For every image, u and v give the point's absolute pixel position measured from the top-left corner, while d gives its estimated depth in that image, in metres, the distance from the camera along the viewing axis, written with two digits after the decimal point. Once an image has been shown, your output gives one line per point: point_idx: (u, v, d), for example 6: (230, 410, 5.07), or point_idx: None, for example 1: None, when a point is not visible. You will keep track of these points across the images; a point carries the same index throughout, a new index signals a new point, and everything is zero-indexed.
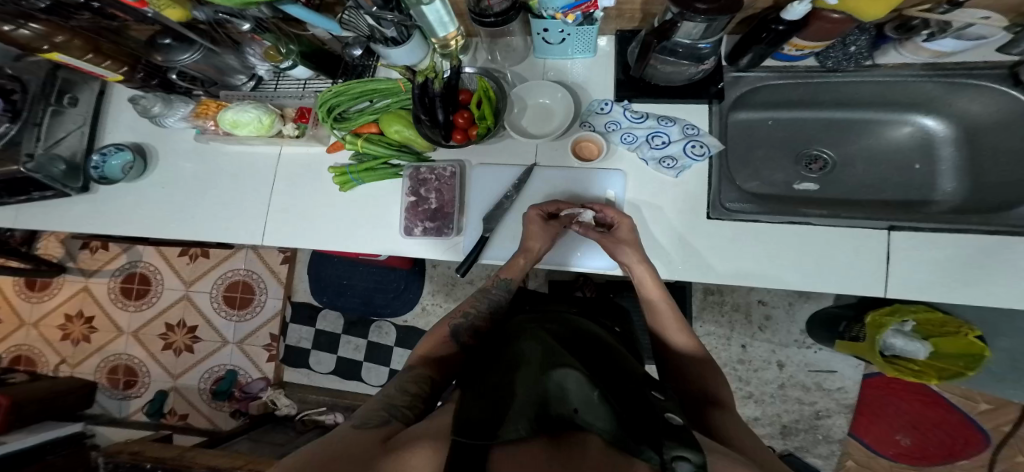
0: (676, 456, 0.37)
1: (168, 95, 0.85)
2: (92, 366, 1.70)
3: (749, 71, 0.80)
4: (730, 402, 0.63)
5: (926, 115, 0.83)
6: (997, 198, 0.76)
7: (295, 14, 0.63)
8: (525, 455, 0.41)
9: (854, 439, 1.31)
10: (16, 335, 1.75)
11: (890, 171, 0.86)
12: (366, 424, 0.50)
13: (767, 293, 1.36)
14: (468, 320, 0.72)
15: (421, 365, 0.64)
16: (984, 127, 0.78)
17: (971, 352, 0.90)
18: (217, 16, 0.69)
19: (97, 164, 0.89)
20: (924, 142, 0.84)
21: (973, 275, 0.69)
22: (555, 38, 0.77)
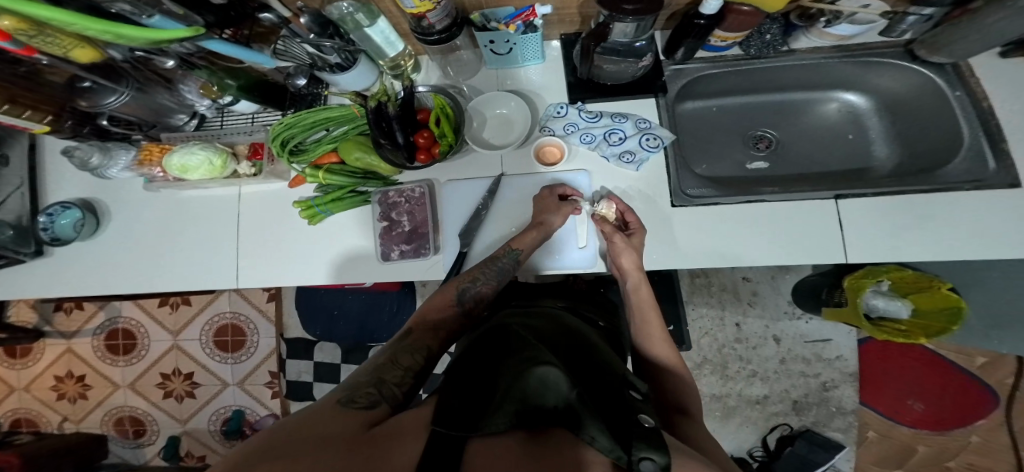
0: (642, 456, 0.40)
1: (104, 144, 0.85)
2: (97, 420, 1.68)
3: (687, 62, 0.85)
4: (696, 412, 0.65)
5: (848, 92, 0.91)
6: (924, 161, 0.82)
7: (217, 49, 0.64)
8: (500, 454, 0.43)
9: (868, 408, 1.32)
10: (10, 400, 1.71)
11: (830, 145, 0.92)
12: (354, 403, 0.51)
13: (750, 269, 1.38)
14: (478, 286, 0.74)
15: (417, 333, 0.66)
16: (899, 98, 0.87)
17: (950, 304, 0.91)
18: (135, 54, 0.65)
19: (45, 226, 0.87)
20: (851, 116, 0.92)
21: (938, 230, 0.73)
22: (503, 49, 0.79)
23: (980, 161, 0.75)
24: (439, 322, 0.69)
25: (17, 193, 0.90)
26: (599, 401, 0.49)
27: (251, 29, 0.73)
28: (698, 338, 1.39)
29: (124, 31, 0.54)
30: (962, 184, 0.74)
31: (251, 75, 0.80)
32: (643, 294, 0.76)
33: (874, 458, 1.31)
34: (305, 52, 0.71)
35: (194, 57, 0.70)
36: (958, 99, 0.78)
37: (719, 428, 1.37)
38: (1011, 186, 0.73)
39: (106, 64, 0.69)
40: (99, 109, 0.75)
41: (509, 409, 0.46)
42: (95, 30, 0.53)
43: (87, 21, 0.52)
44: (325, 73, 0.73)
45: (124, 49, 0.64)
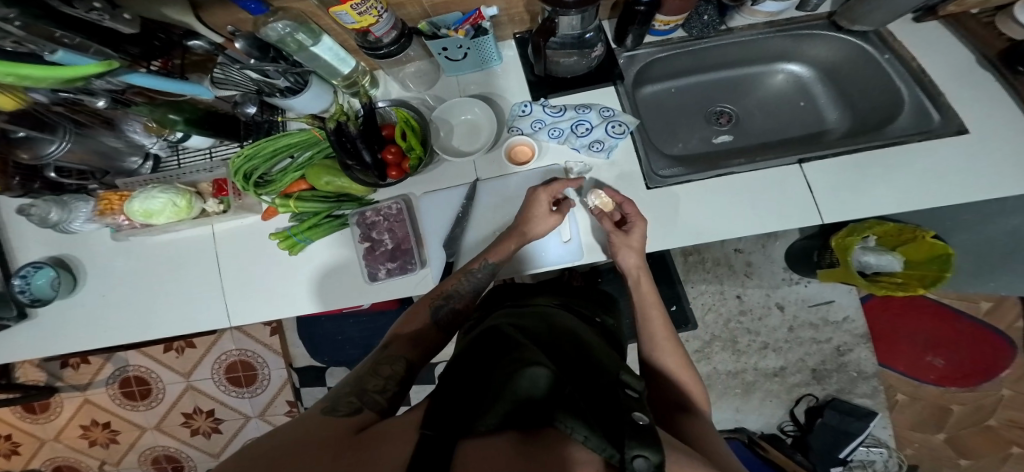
0: (636, 455, 0.38)
1: (59, 197, 0.84)
2: (134, 461, 1.71)
3: (637, 49, 0.86)
4: (699, 407, 0.64)
5: (789, 64, 0.94)
6: (875, 118, 0.85)
7: (141, 83, 0.63)
8: (488, 457, 0.41)
9: (888, 369, 1.31)
10: (44, 449, 1.72)
11: (786, 115, 0.94)
12: (337, 411, 0.50)
13: (741, 240, 1.37)
14: (451, 303, 0.72)
15: (398, 344, 0.65)
16: (834, 65, 0.90)
17: (937, 253, 0.91)
18: (60, 96, 0.64)
19: (22, 288, 0.87)
20: (797, 85, 0.95)
21: (924, 184, 0.73)
22: (458, 54, 0.79)
23: (923, 117, 0.77)
24: (418, 333, 0.68)
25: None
26: (589, 400, 0.48)
27: (183, 58, 0.75)
28: (703, 315, 1.38)
29: (26, 71, 0.53)
30: (911, 137, 0.75)
31: (197, 107, 0.79)
32: (644, 290, 0.76)
33: (912, 423, 1.31)
34: (248, 78, 0.72)
35: (128, 93, 0.70)
36: (888, 62, 0.81)
37: (742, 406, 1.36)
38: (960, 134, 0.74)
39: (31, 113, 0.68)
40: (43, 160, 0.74)
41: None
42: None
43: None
44: (277, 98, 0.74)
45: (46, 91, 0.62)
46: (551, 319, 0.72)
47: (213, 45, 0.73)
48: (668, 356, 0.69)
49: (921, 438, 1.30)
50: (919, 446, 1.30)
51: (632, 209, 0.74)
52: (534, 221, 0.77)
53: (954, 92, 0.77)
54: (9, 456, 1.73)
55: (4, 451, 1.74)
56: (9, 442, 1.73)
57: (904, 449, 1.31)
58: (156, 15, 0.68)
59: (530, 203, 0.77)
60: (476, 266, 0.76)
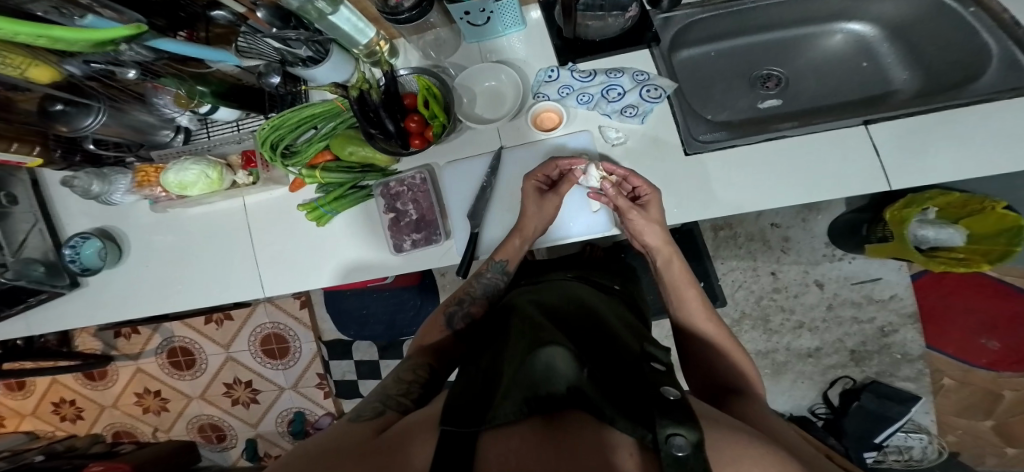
0: (671, 433, 0.37)
1: (100, 171, 0.88)
2: (183, 428, 1.84)
3: (674, 10, 0.80)
4: (756, 392, 0.60)
5: (851, 22, 0.86)
6: (949, 78, 0.77)
7: (169, 49, 0.61)
8: (515, 441, 0.40)
9: (936, 352, 1.23)
10: (103, 417, 1.87)
11: (843, 77, 0.86)
12: (361, 416, 0.51)
13: (777, 214, 1.29)
14: (463, 308, 0.73)
15: (416, 355, 0.67)
16: (906, 22, 0.82)
17: (1006, 225, 0.83)
18: (94, 68, 0.67)
19: (71, 258, 0.91)
20: (859, 44, 0.87)
21: (995, 152, 0.65)
22: (481, 19, 0.76)
23: (1017, 70, 0.69)
24: (435, 344, 0.69)
25: (36, 231, 0.94)
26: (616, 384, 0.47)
27: (207, 30, 0.78)
28: (733, 292, 1.33)
29: (57, 33, 0.51)
30: (1001, 93, 0.66)
31: (223, 80, 0.79)
32: (675, 269, 0.71)
33: (956, 409, 1.24)
34: (271, 48, 0.71)
35: (156, 64, 0.70)
36: (975, 15, 0.73)
37: (771, 387, 1.33)
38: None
39: (71, 83, 0.70)
40: (80, 133, 0.75)
41: (518, 397, 0.44)
42: (25, 35, 0.49)
43: (16, 24, 0.48)
44: (299, 68, 0.73)
45: (80, 62, 0.65)
46: (572, 293, 0.72)
47: (235, 16, 0.73)
48: (712, 328, 0.67)
49: (966, 425, 1.24)
50: (962, 433, 1.25)
51: (641, 182, 0.71)
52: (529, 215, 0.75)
53: None
54: (74, 419, 1.88)
55: (69, 415, 1.88)
56: (73, 407, 1.88)
57: (946, 436, 1.26)
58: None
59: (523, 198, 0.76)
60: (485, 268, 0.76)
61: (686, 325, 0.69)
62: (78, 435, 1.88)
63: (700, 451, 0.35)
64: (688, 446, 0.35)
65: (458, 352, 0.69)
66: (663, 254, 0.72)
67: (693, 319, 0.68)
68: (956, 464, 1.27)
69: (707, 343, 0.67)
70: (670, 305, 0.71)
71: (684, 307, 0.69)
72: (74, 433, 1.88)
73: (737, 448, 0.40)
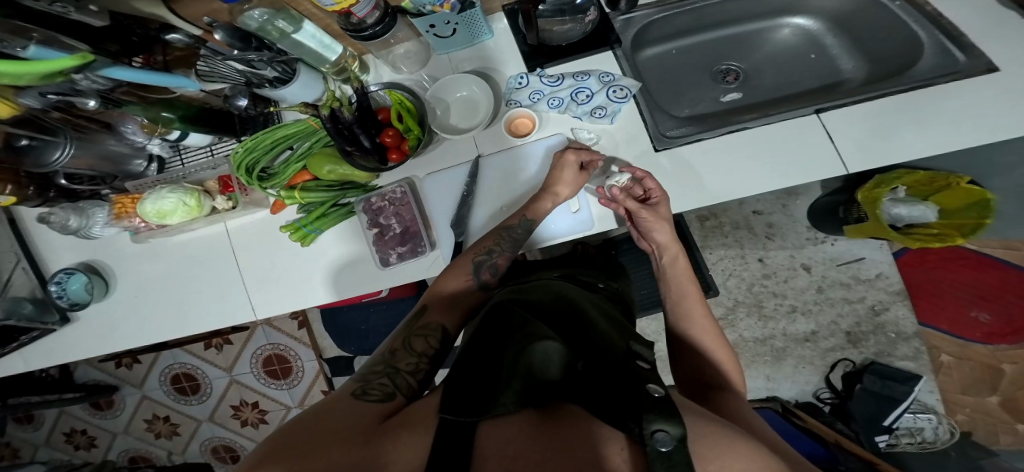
0: (655, 428, 0.36)
1: (77, 205, 0.88)
2: (197, 450, 1.82)
3: (634, 11, 0.82)
4: (735, 385, 0.61)
5: (795, 17, 0.88)
6: (890, 65, 0.79)
7: (121, 76, 0.61)
8: (511, 432, 0.41)
9: (930, 329, 1.24)
10: (117, 442, 1.85)
11: (799, 67, 0.88)
12: (369, 394, 0.49)
13: (759, 201, 1.31)
14: (491, 257, 0.73)
15: (432, 310, 0.65)
16: (847, 14, 0.84)
17: (974, 198, 0.85)
18: (50, 99, 0.66)
19: (58, 294, 0.92)
20: (806, 38, 0.89)
21: (965, 128, 0.66)
22: (447, 31, 0.77)
23: (947, 57, 0.71)
24: (450, 305, 0.67)
25: (20, 268, 0.95)
26: (606, 377, 0.47)
27: (165, 53, 0.77)
28: (724, 281, 1.34)
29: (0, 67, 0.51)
30: (933, 80, 0.69)
31: (189, 103, 0.80)
32: (681, 266, 0.73)
33: (961, 387, 1.24)
34: (234, 70, 0.72)
35: (116, 93, 0.71)
36: (901, 8, 0.76)
37: (774, 373, 1.33)
38: (990, 71, 0.67)
39: (30, 117, 0.72)
40: (48, 169, 0.75)
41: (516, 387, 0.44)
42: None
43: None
44: (267, 89, 0.74)
45: (35, 94, 0.64)
46: (557, 290, 0.73)
47: (191, 37, 0.73)
48: (704, 332, 0.67)
49: (973, 402, 1.23)
50: (971, 411, 1.23)
51: (654, 184, 0.72)
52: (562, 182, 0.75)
53: (1005, 21, 0.69)
54: (89, 448, 1.86)
55: (84, 444, 1.86)
56: (86, 436, 1.86)
57: (954, 415, 1.24)
58: (126, 8, 0.68)
59: (557, 168, 0.75)
60: (514, 223, 0.75)
61: (680, 329, 0.69)
62: (93, 463, 1.85)
63: (683, 446, 0.35)
64: (672, 441, 0.35)
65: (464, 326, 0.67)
66: (668, 251, 0.74)
67: (687, 316, 0.69)
68: (970, 444, 1.22)
69: (696, 345, 0.67)
70: (666, 300, 0.73)
71: (682, 302, 0.70)
72: (90, 461, 1.85)
73: (723, 442, 0.41)
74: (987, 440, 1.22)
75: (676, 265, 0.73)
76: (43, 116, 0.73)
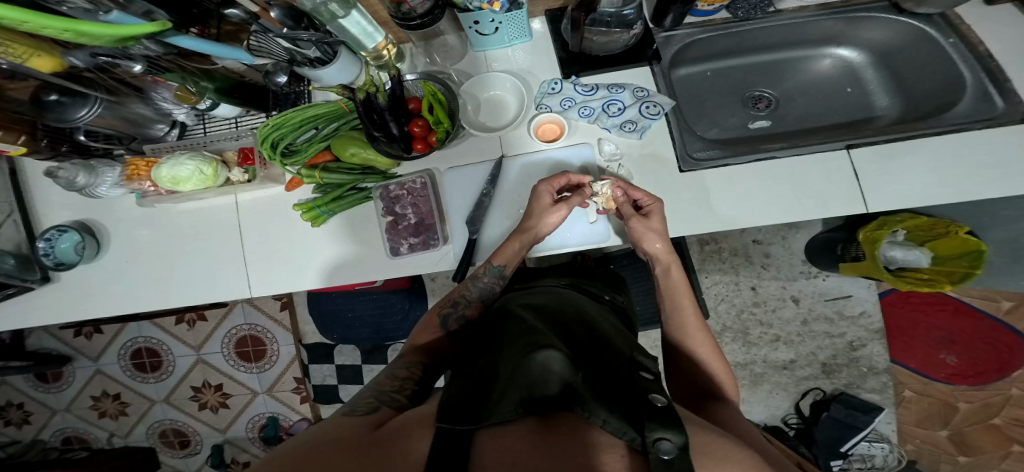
0: (658, 438, 0.38)
1: (87, 162, 0.83)
2: (142, 433, 1.74)
3: (676, 29, 0.83)
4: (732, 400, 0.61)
5: (839, 47, 0.91)
6: (927, 106, 0.82)
7: (187, 46, 0.60)
8: (509, 440, 0.41)
9: (900, 366, 1.30)
10: (55, 421, 1.76)
11: (830, 101, 0.91)
12: (356, 411, 0.51)
13: (760, 231, 1.35)
14: (460, 309, 0.72)
15: (410, 354, 0.66)
16: (891, 49, 0.87)
17: (969, 247, 0.88)
18: (99, 61, 0.63)
19: (46, 252, 0.87)
20: (847, 70, 0.92)
21: (966, 182, 0.71)
22: (489, 28, 0.77)
23: (987, 102, 0.74)
24: (430, 342, 0.68)
25: (10, 221, 0.90)
26: (609, 389, 0.47)
27: (219, 27, 0.77)
28: (716, 306, 1.37)
29: (84, 27, 0.50)
30: (973, 123, 0.72)
31: (228, 76, 0.79)
32: (675, 277, 0.73)
33: (917, 420, 1.30)
34: (280, 47, 0.71)
35: (162, 59, 0.69)
36: (954, 46, 0.78)
37: (749, 397, 1.37)
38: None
39: (71, 73, 0.69)
40: (71, 125, 0.72)
41: (514, 397, 0.44)
42: (52, 28, 0.49)
43: (44, 17, 0.47)
44: (307, 69, 0.73)
45: (85, 55, 0.62)
46: (561, 297, 0.74)
47: (249, 14, 0.69)
48: (701, 345, 0.68)
49: (924, 434, 1.30)
50: (920, 442, 1.30)
51: (642, 193, 0.73)
52: (545, 218, 0.75)
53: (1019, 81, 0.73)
54: (20, 425, 1.76)
55: (15, 420, 1.77)
56: (21, 411, 1.76)
57: (906, 444, 1.32)
58: None
59: (535, 199, 0.75)
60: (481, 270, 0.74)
61: (676, 341, 0.70)
62: (22, 442, 1.75)
63: (685, 454, 0.36)
64: (675, 449, 0.36)
65: (452, 352, 0.68)
66: (663, 263, 0.74)
67: (683, 328, 0.70)
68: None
69: (694, 356, 0.68)
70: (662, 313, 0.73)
71: (676, 316, 0.71)
72: (18, 439, 1.76)
73: (720, 451, 0.42)
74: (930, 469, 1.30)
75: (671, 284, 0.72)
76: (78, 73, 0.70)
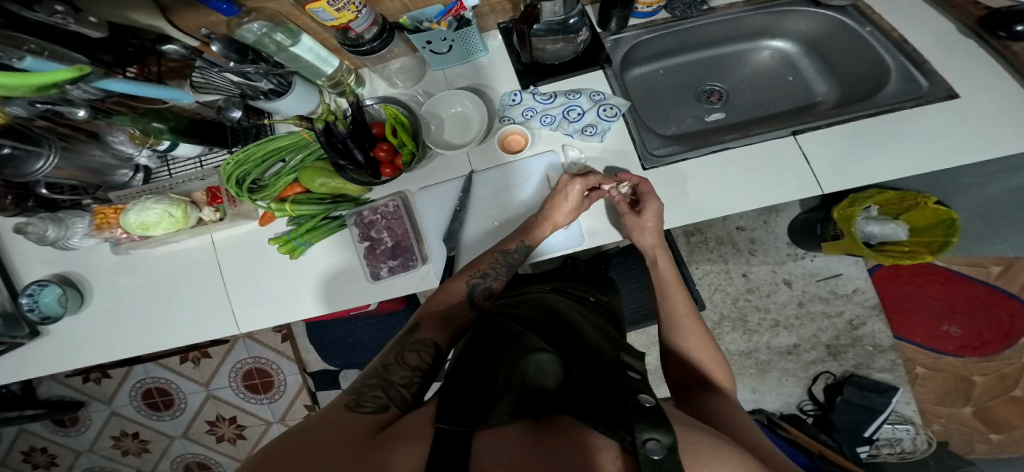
0: (647, 438, 0.37)
1: (55, 215, 0.86)
2: (168, 466, 1.75)
3: (623, 32, 0.84)
4: (728, 386, 0.63)
5: (773, 39, 0.92)
6: (864, 85, 0.82)
7: (117, 89, 0.62)
8: (507, 441, 0.40)
9: (904, 342, 1.28)
10: (80, 462, 1.76)
11: (772, 92, 0.92)
12: (363, 406, 0.46)
13: (742, 218, 1.35)
14: (487, 280, 0.72)
15: (425, 328, 0.62)
16: (817, 38, 0.88)
17: (941, 217, 0.88)
18: (40, 108, 0.64)
19: (30, 306, 0.89)
20: (784, 61, 0.93)
21: (947, 158, 0.70)
22: (443, 47, 0.78)
23: (911, 82, 0.75)
24: (444, 314, 0.66)
25: None
26: (595, 383, 0.45)
27: (159, 64, 0.80)
28: (711, 296, 1.36)
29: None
30: (903, 103, 0.73)
31: (181, 115, 0.80)
32: (663, 268, 0.75)
33: (936, 398, 1.28)
34: (230, 81, 0.71)
35: (106, 103, 0.69)
36: (870, 34, 0.80)
37: (759, 386, 1.35)
38: (951, 97, 0.72)
39: (16, 126, 0.70)
40: (29, 179, 0.74)
41: (511, 397, 0.43)
42: None
43: None
44: (262, 101, 0.74)
45: (24, 103, 0.63)
46: (549, 303, 0.69)
47: (188, 49, 0.74)
48: (688, 335, 0.67)
49: (948, 413, 1.28)
50: (946, 421, 1.28)
51: (647, 190, 0.74)
52: (561, 209, 0.76)
53: (965, 52, 0.74)
54: (48, 467, 1.76)
55: (42, 463, 1.77)
56: (46, 455, 1.76)
57: (931, 425, 1.29)
58: (125, 20, 0.71)
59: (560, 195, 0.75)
60: (486, 265, 0.74)
61: (671, 344, 0.69)
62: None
63: (673, 454, 0.36)
64: (663, 449, 0.36)
65: (464, 331, 0.66)
66: (651, 256, 0.76)
67: (675, 317, 0.70)
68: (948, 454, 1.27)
69: (684, 354, 0.67)
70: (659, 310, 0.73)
71: (670, 310, 0.71)
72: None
73: (709, 450, 0.41)
74: (963, 450, 1.27)
75: (664, 274, 0.74)
76: (28, 125, 0.71)
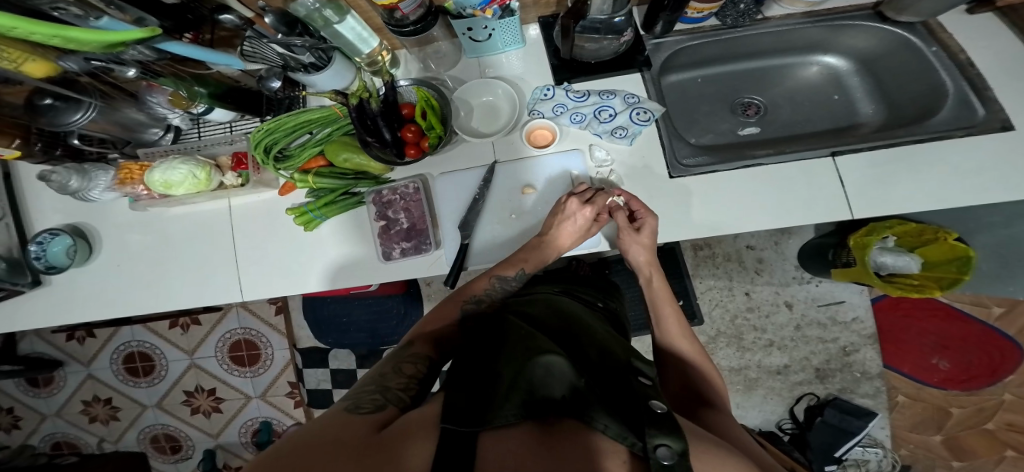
0: (657, 444, 0.36)
1: (79, 166, 0.84)
2: (133, 439, 1.73)
3: (666, 36, 0.84)
4: (726, 406, 0.61)
5: (825, 54, 0.93)
6: (911, 110, 0.84)
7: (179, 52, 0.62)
8: (512, 444, 0.39)
9: (892, 370, 1.30)
10: (44, 426, 1.74)
11: (817, 106, 0.93)
12: (361, 408, 0.47)
13: (753, 237, 1.35)
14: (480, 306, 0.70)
15: (418, 344, 0.62)
16: (875, 56, 0.89)
17: (957, 253, 0.89)
18: (92, 65, 0.65)
19: (37, 255, 0.87)
20: (832, 77, 0.93)
21: (970, 190, 0.71)
22: (482, 35, 0.78)
23: (967, 109, 0.76)
24: (437, 332, 0.65)
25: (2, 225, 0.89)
26: (609, 392, 0.45)
27: (213, 33, 0.77)
28: (710, 310, 1.37)
29: (74, 35, 0.52)
30: (957, 130, 0.73)
31: (220, 82, 0.79)
32: (656, 285, 0.76)
33: (910, 425, 1.31)
34: (275, 54, 0.71)
35: (156, 64, 0.69)
36: (936, 54, 0.80)
37: (743, 402, 1.37)
38: (1005, 129, 0.72)
39: (65, 77, 0.70)
40: (65, 129, 0.73)
41: (517, 400, 0.42)
42: (40, 34, 0.50)
43: (29, 23, 0.48)
44: (300, 74, 0.73)
45: (78, 60, 0.63)
46: (565, 307, 0.68)
47: (242, 20, 0.75)
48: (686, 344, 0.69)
49: (918, 439, 1.31)
50: (914, 446, 1.31)
51: (640, 206, 0.74)
52: (566, 232, 0.75)
53: (1008, 88, 0.75)
54: (9, 430, 1.74)
55: (5, 425, 1.75)
56: (10, 416, 1.74)
57: (900, 450, 1.32)
58: None
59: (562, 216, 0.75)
60: (510, 274, 0.74)
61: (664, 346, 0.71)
62: (12, 446, 1.74)
63: (684, 461, 0.35)
64: (672, 455, 0.35)
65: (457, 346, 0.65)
66: (645, 274, 0.77)
67: (670, 336, 0.71)
68: None
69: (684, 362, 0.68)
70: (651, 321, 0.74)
71: (665, 325, 0.72)
72: (8, 444, 1.74)
73: (717, 458, 0.41)
74: None
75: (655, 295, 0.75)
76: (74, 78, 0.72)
